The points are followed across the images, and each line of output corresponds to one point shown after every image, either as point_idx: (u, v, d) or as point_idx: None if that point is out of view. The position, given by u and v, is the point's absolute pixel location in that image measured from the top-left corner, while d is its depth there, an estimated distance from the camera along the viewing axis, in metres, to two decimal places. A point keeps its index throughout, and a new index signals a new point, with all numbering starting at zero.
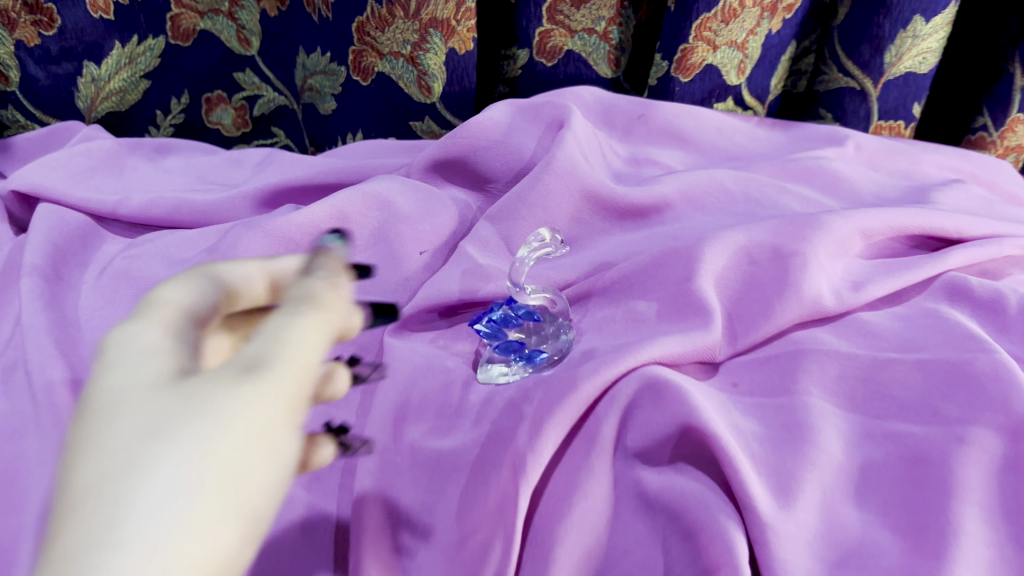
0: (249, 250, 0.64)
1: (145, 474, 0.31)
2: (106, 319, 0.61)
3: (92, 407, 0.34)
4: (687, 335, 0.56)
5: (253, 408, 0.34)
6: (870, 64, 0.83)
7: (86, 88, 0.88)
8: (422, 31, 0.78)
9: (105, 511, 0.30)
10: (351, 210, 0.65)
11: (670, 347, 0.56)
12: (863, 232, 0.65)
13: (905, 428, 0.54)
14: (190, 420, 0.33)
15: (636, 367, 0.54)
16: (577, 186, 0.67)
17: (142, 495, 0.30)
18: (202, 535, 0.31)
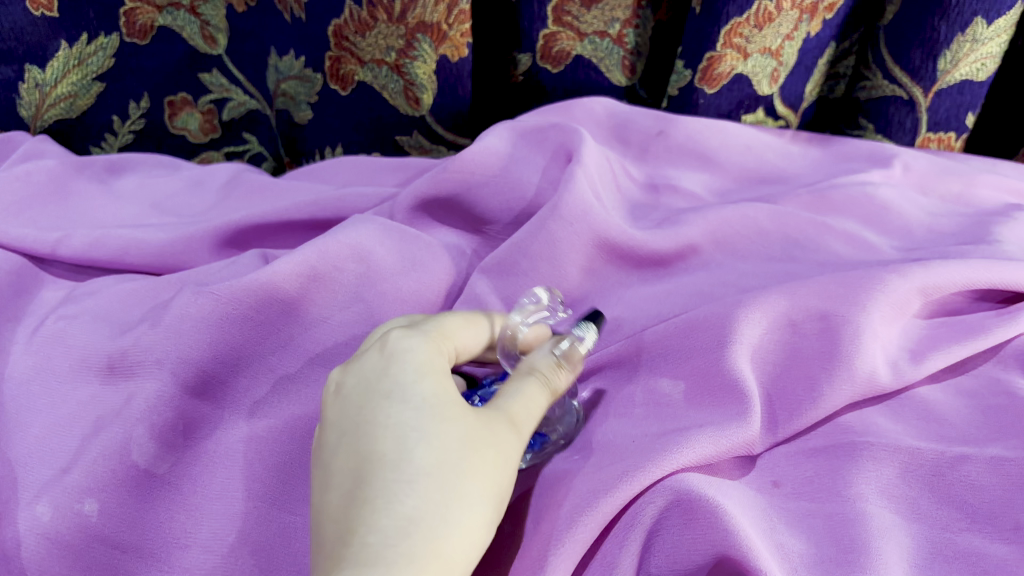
0: (194, 319, 0.52)
1: (437, 513, 0.36)
2: (34, 397, 0.52)
3: (386, 406, 0.40)
4: (720, 431, 0.47)
5: (508, 460, 0.40)
6: (920, 70, 0.73)
7: (30, 95, 0.78)
8: (409, 36, 0.68)
9: (408, 541, 0.35)
10: (326, 265, 0.56)
11: (703, 450, 0.46)
12: (924, 290, 0.56)
13: (980, 547, 0.45)
14: (473, 460, 0.38)
15: (661, 479, 0.45)
16: (589, 235, 0.59)
17: (435, 538, 0.36)
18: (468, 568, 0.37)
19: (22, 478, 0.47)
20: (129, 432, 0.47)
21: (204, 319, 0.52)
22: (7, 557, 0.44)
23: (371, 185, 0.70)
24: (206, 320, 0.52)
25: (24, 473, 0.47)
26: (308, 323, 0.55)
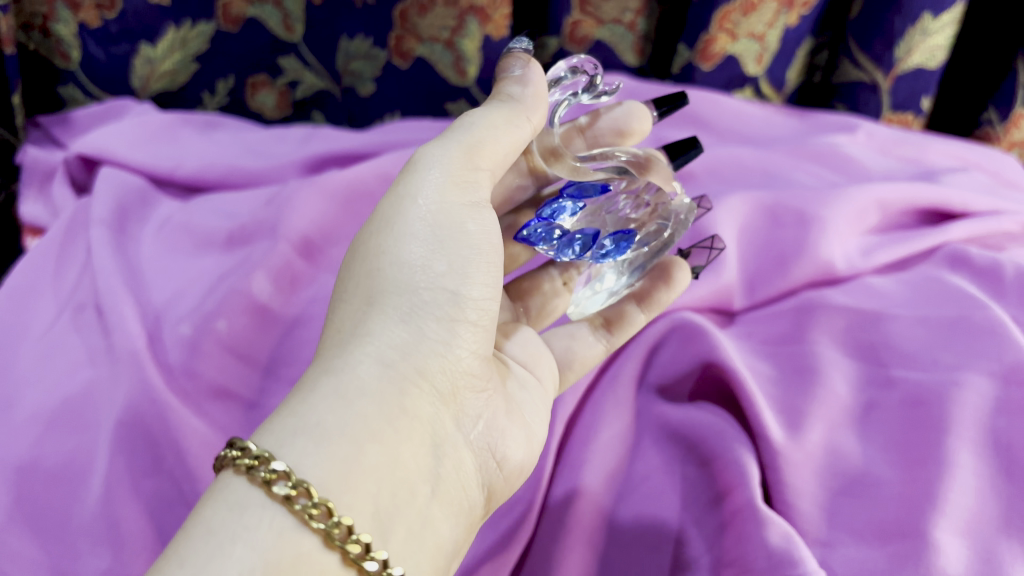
0: (302, 204, 0.68)
1: (347, 356, 0.44)
2: (168, 265, 0.66)
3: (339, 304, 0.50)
4: (704, 279, 0.64)
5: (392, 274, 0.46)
6: (882, 58, 0.88)
7: (141, 68, 0.93)
8: (460, 17, 0.87)
9: (323, 385, 0.42)
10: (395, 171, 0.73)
11: (699, 295, 0.63)
12: (880, 203, 0.70)
13: (906, 374, 0.58)
14: (380, 297, 0.46)
15: (667, 313, 0.63)
16: None
17: (349, 378, 0.43)
18: (406, 405, 0.43)
19: (166, 313, 0.62)
20: (250, 276, 0.62)
21: (311, 202, 0.68)
22: (163, 362, 0.58)
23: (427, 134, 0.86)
24: (311, 203, 0.68)
25: (167, 310, 0.62)
26: None
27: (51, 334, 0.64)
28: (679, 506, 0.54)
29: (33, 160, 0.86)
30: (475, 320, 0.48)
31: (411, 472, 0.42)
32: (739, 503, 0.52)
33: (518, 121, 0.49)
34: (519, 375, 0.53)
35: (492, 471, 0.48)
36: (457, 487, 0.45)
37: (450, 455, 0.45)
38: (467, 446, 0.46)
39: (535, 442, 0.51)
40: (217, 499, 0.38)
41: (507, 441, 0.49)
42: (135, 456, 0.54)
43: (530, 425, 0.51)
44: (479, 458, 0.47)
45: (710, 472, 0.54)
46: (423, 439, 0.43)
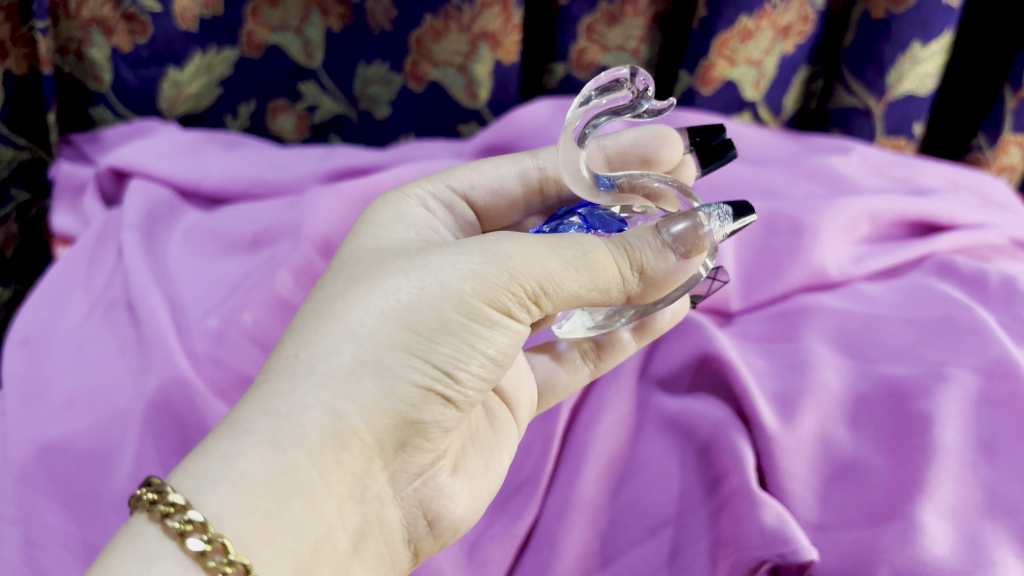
0: (324, 209, 0.72)
1: (303, 398, 0.43)
2: (196, 267, 0.70)
3: (316, 294, 0.49)
4: None
5: (385, 329, 0.44)
6: (874, 84, 0.92)
7: (168, 91, 0.97)
8: (472, 42, 0.92)
9: (261, 425, 0.43)
10: (411, 180, 0.77)
11: None
12: (870, 214, 0.74)
13: (894, 369, 0.61)
14: (352, 356, 0.44)
15: None
16: None
17: (298, 425, 0.43)
18: (349, 466, 0.44)
19: (193, 310, 0.65)
20: (273, 276, 0.66)
21: (332, 207, 0.72)
22: (191, 354, 0.62)
23: (439, 152, 0.90)
24: (332, 208, 0.72)
25: (194, 308, 0.66)
26: None
27: (84, 330, 0.68)
28: (678, 491, 0.56)
29: (65, 175, 0.90)
30: (453, 397, 0.46)
31: (333, 527, 0.44)
32: (734, 485, 0.55)
33: (617, 291, 0.48)
34: (490, 424, 0.55)
35: (418, 529, 0.49)
36: (374, 541, 0.47)
37: (373, 514, 0.47)
38: (392, 503, 0.48)
39: (478, 504, 0.52)
40: (128, 547, 0.40)
41: (444, 503, 0.50)
42: (164, 438, 0.58)
43: (477, 482, 0.53)
44: (406, 515, 0.49)
45: (707, 457, 0.57)
46: (353, 497, 0.45)
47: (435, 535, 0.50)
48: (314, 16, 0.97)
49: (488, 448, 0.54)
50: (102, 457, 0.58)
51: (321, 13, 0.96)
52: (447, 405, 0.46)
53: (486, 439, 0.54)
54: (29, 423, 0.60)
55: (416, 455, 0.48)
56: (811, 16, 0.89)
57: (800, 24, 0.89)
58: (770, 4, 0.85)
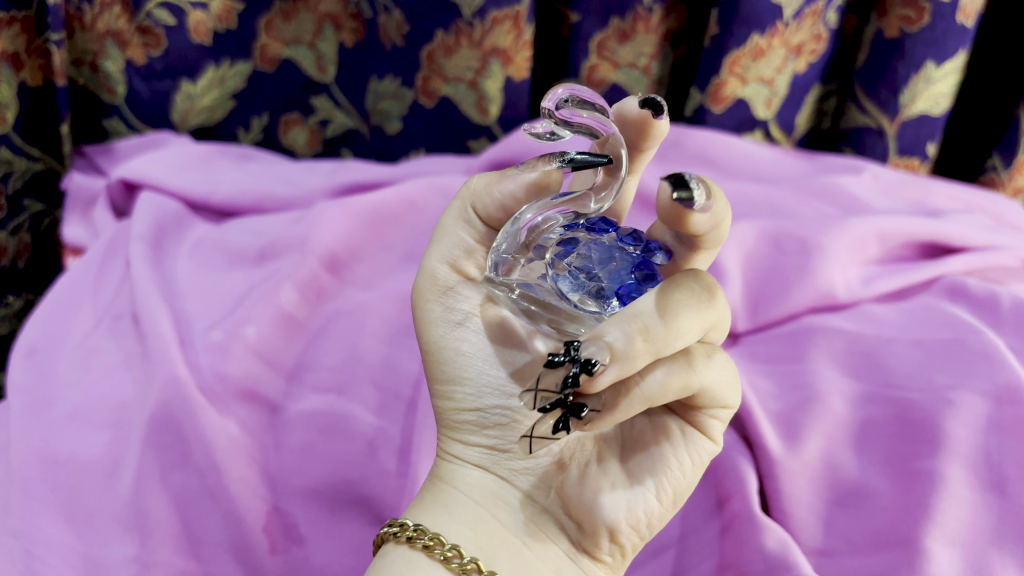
0: (331, 223, 0.72)
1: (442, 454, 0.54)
2: (204, 279, 0.71)
3: None
4: None
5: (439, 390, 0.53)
6: (887, 104, 0.92)
7: (181, 103, 0.98)
8: (483, 58, 0.92)
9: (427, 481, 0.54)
10: (417, 197, 0.77)
11: None
12: (880, 234, 0.73)
13: (901, 392, 0.60)
14: (442, 421, 0.54)
15: None
16: None
17: (444, 470, 0.53)
18: (479, 484, 0.52)
19: (197, 323, 0.66)
20: (278, 290, 0.66)
21: (340, 221, 0.72)
22: (193, 365, 0.62)
23: (447, 167, 0.90)
24: (340, 222, 0.72)
25: (199, 321, 0.66)
26: (406, 240, 0.76)
27: (90, 341, 0.68)
28: (682, 513, 0.57)
29: (77, 186, 0.91)
30: (516, 415, 0.51)
31: (500, 526, 0.51)
32: (737, 509, 0.55)
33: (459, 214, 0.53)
34: (658, 427, 0.52)
35: (578, 532, 0.51)
36: (547, 543, 0.51)
37: (531, 520, 0.52)
38: (545, 511, 0.52)
39: (634, 499, 0.50)
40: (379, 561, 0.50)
41: (589, 501, 0.50)
42: (164, 452, 0.58)
43: (645, 479, 0.50)
44: (565, 520, 0.52)
45: (711, 480, 0.57)
46: (495, 505, 0.51)
47: (591, 538, 0.50)
48: (327, 30, 0.97)
49: (642, 449, 0.51)
50: (104, 469, 0.59)
51: (334, 28, 0.97)
52: (516, 422, 0.51)
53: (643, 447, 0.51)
54: (32, 435, 0.60)
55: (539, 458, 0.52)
56: (824, 34, 0.90)
57: (812, 42, 0.90)
58: (782, 22, 0.85)
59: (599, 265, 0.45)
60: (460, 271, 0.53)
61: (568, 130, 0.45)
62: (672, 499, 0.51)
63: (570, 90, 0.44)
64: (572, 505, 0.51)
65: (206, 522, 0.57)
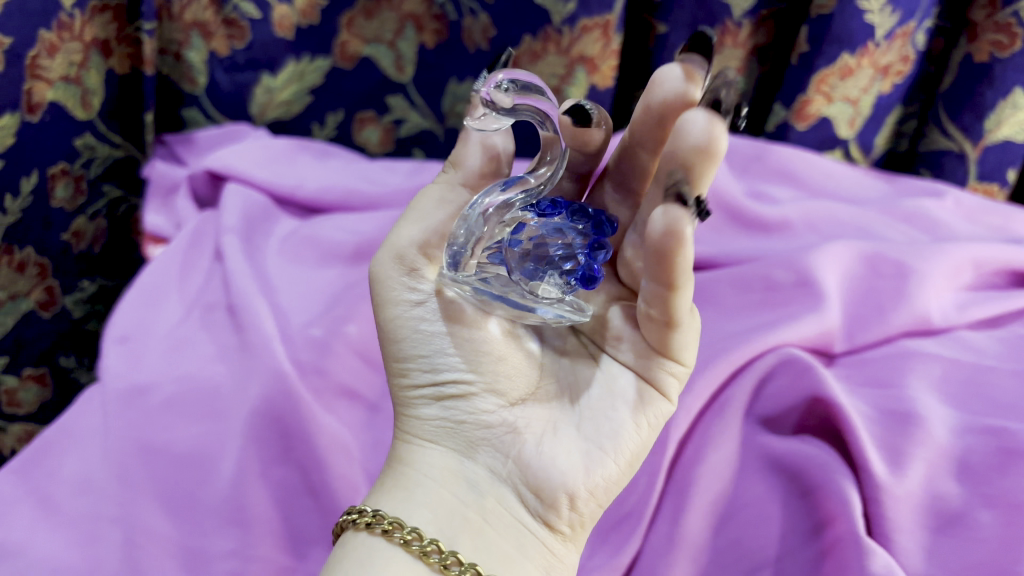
0: None
1: (402, 441, 0.54)
2: (299, 275, 0.72)
3: None
4: (809, 320, 0.65)
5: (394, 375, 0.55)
6: (971, 128, 0.91)
7: (261, 96, 0.99)
8: (570, 65, 0.92)
9: (389, 470, 0.54)
10: None
11: (805, 331, 0.65)
12: (975, 262, 0.73)
13: (1002, 423, 0.60)
14: (401, 404, 0.55)
15: (774, 347, 0.64)
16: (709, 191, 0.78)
17: (405, 454, 0.54)
18: (437, 463, 0.52)
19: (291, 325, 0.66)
20: None
21: None
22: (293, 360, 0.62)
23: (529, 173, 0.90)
24: None
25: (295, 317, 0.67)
26: None
27: (181, 331, 0.69)
28: (781, 534, 0.57)
29: (159, 174, 0.92)
30: (468, 388, 0.53)
31: (458, 505, 0.50)
32: (842, 532, 0.54)
33: (449, 195, 0.56)
34: (616, 391, 0.53)
35: (536, 504, 0.51)
36: (508, 518, 0.51)
37: (490, 492, 0.51)
38: (503, 483, 0.51)
39: (591, 464, 0.51)
40: (342, 547, 0.49)
41: (545, 469, 0.51)
42: (266, 446, 0.59)
43: (599, 441, 0.51)
44: (524, 492, 0.51)
45: (812, 502, 0.57)
46: (452, 482, 0.51)
47: (550, 507, 0.50)
48: (409, 30, 0.98)
49: (597, 413, 0.52)
50: (200, 461, 0.59)
51: (416, 28, 0.98)
52: (470, 395, 0.53)
53: (601, 410, 0.52)
54: (129, 422, 0.61)
55: (498, 433, 0.52)
56: (911, 56, 0.89)
57: (899, 64, 0.89)
58: (872, 43, 0.85)
59: (549, 245, 0.52)
60: (427, 253, 0.55)
61: (508, 115, 0.50)
62: (629, 460, 0.52)
63: (509, 75, 0.49)
64: (525, 477, 0.51)
65: (306, 518, 0.58)
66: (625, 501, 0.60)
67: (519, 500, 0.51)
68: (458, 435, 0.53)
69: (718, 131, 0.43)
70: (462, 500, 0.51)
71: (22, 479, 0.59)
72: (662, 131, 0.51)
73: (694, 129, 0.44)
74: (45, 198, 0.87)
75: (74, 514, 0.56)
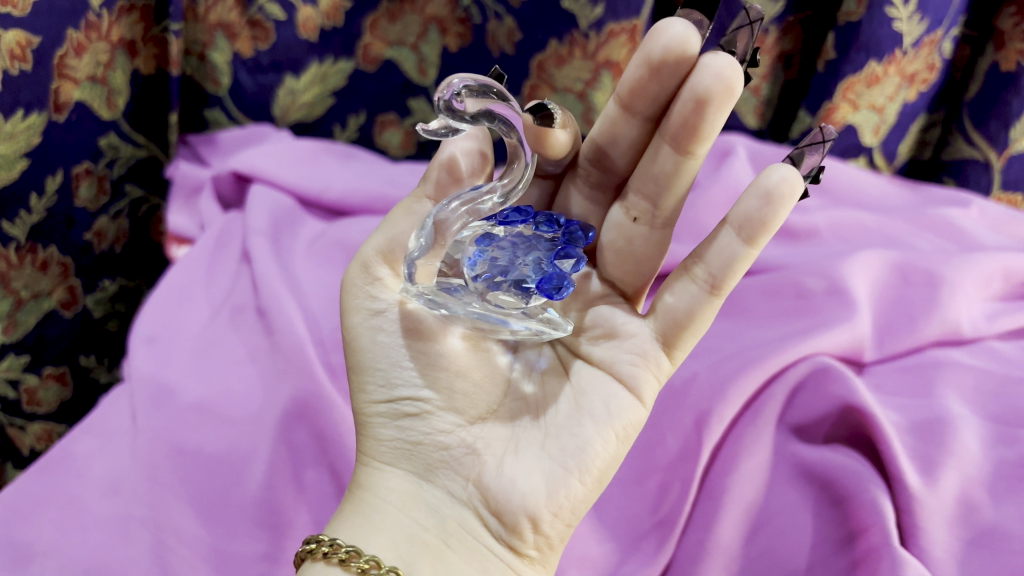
0: None
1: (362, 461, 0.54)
2: (327, 279, 0.72)
3: None
4: (842, 328, 0.65)
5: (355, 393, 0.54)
6: (996, 137, 0.90)
7: (283, 98, 0.99)
8: (595, 70, 0.92)
9: (350, 493, 0.53)
10: None
11: (838, 339, 0.64)
12: (1005, 272, 0.72)
13: None
14: (362, 422, 0.55)
15: (807, 356, 0.64)
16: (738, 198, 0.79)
17: (366, 476, 0.53)
18: (394, 485, 0.51)
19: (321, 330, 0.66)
20: None
21: None
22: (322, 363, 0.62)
23: None
24: None
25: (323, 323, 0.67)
26: None
27: (209, 332, 0.69)
28: (811, 542, 0.56)
29: (183, 174, 0.91)
30: (424, 407, 0.52)
31: (414, 529, 0.50)
32: (875, 542, 0.54)
33: (416, 207, 0.58)
34: (581, 409, 0.52)
35: (498, 525, 0.50)
36: (469, 542, 0.50)
37: (448, 514, 0.50)
38: (463, 504, 0.51)
39: (553, 486, 0.50)
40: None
41: (505, 491, 0.50)
42: (297, 452, 0.60)
43: (559, 461, 0.50)
44: (485, 515, 0.50)
45: (844, 511, 0.57)
46: (410, 506, 0.51)
47: (513, 531, 0.50)
48: (432, 33, 0.98)
49: (561, 432, 0.52)
50: (231, 464, 0.59)
51: (439, 31, 0.98)
52: (426, 414, 0.52)
53: (563, 429, 0.52)
54: (159, 423, 0.61)
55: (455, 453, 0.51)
56: (937, 64, 0.89)
57: (925, 72, 0.89)
58: (900, 50, 0.84)
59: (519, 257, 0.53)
60: (393, 266, 0.56)
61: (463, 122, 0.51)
62: (595, 479, 0.51)
63: (464, 80, 0.50)
64: (485, 499, 0.51)
65: None
66: (656, 509, 0.60)
67: (479, 523, 0.50)
68: (417, 456, 0.52)
69: (738, 74, 0.48)
70: (421, 524, 0.50)
71: (51, 480, 0.58)
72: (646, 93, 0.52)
73: (712, 70, 0.48)
74: (69, 196, 0.87)
75: (103, 517, 0.56)
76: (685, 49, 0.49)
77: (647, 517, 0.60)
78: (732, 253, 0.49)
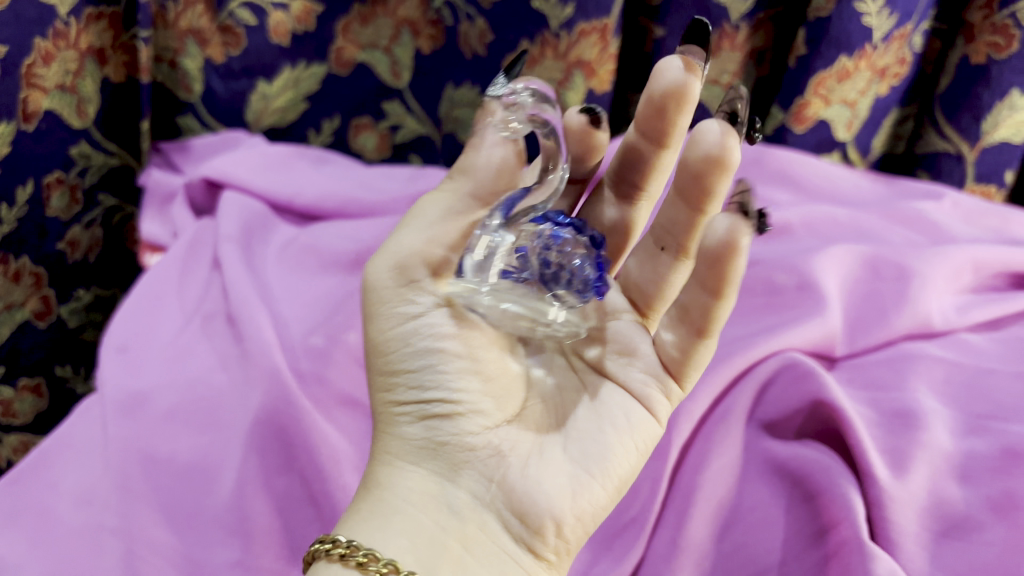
0: None
1: (378, 460, 0.52)
2: (298, 285, 0.72)
3: None
4: (811, 323, 0.65)
5: (376, 390, 0.53)
6: (968, 130, 0.91)
7: (256, 103, 0.98)
8: (567, 70, 0.91)
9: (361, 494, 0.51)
10: None
11: (808, 334, 0.65)
12: (975, 264, 0.73)
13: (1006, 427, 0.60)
14: (381, 420, 0.53)
15: (776, 353, 0.64)
16: None
17: (380, 476, 0.51)
18: (416, 486, 0.50)
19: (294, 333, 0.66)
20: None
21: None
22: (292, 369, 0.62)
23: None
24: None
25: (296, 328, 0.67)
26: None
27: (182, 340, 0.68)
28: (783, 537, 0.56)
29: (155, 183, 0.92)
30: (455, 408, 0.51)
31: (435, 531, 0.48)
32: (845, 536, 0.54)
33: (456, 205, 0.52)
34: (603, 416, 0.53)
35: (520, 529, 0.49)
36: (489, 547, 0.49)
37: (471, 517, 0.49)
38: (486, 507, 0.50)
39: (578, 491, 0.50)
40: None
41: (530, 495, 0.50)
42: (267, 454, 0.59)
43: (586, 468, 0.51)
44: (508, 518, 0.50)
45: (816, 506, 0.56)
46: (434, 508, 0.49)
47: (536, 533, 0.49)
48: (405, 35, 0.98)
49: (584, 438, 0.52)
50: (202, 472, 0.59)
51: (412, 33, 0.98)
52: (457, 415, 0.51)
53: (586, 436, 0.52)
54: (129, 431, 0.60)
55: (484, 456, 0.51)
56: (907, 58, 0.90)
57: (896, 66, 0.89)
58: (870, 44, 0.85)
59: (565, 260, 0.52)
60: (432, 266, 0.51)
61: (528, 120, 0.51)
62: (615, 486, 0.51)
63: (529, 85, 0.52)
64: (508, 502, 0.50)
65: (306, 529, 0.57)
66: (629, 508, 0.60)
67: (500, 527, 0.50)
68: (439, 458, 0.51)
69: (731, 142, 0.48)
70: (444, 526, 0.49)
71: (20, 492, 0.58)
72: (659, 121, 0.53)
73: (706, 143, 0.48)
74: (41, 206, 0.86)
75: (73, 528, 0.56)
76: (686, 92, 0.50)
77: (618, 516, 0.60)
78: (702, 304, 0.50)
